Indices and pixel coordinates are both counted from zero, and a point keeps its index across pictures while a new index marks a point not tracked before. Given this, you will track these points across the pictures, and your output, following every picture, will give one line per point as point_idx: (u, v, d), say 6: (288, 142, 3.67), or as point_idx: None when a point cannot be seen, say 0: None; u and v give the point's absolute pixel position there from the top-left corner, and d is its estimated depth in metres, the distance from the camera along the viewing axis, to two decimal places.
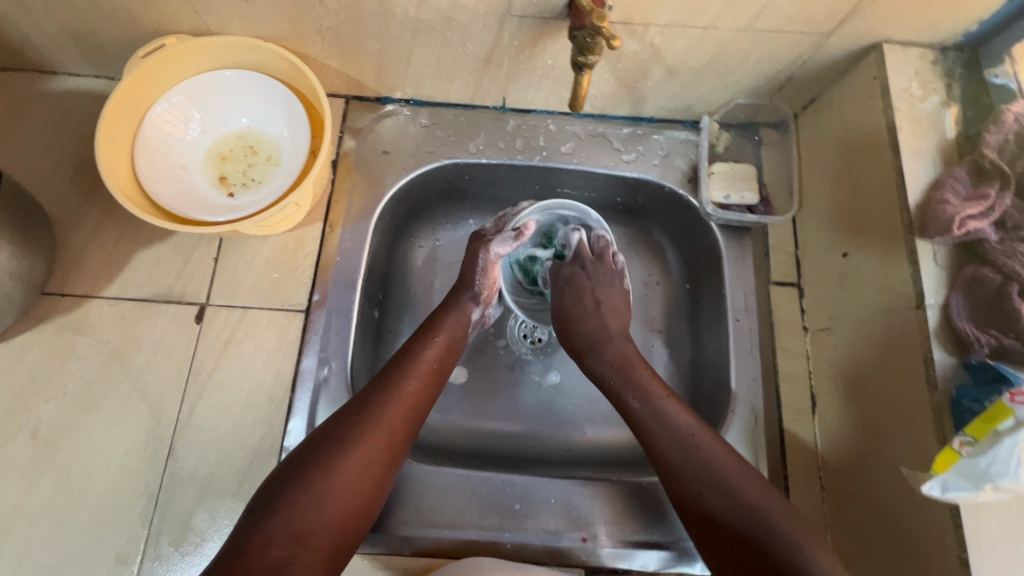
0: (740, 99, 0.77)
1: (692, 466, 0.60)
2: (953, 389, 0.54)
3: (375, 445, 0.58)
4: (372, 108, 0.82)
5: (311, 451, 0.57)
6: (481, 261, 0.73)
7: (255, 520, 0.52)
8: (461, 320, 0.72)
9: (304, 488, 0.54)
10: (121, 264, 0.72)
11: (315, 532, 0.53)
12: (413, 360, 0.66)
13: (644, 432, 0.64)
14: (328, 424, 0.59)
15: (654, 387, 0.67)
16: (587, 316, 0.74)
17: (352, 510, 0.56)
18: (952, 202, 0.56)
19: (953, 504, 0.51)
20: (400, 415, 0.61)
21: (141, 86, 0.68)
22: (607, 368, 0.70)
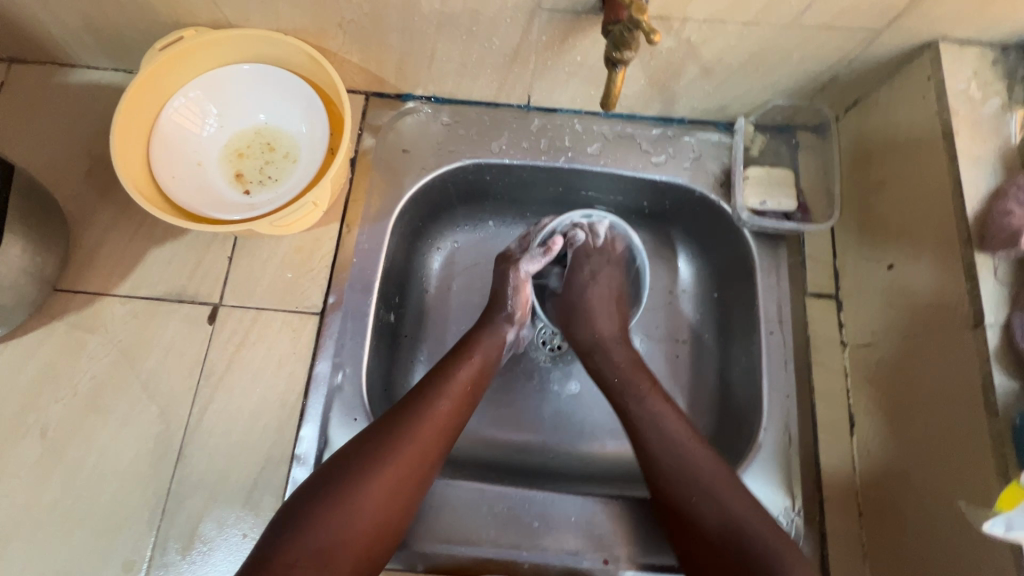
0: (779, 100, 0.73)
1: (692, 480, 0.58)
2: (1015, 416, 0.49)
3: (405, 467, 0.56)
4: (393, 105, 0.79)
5: (339, 470, 0.54)
6: (511, 279, 0.72)
7: (279, 538, 0.51)
8: (497, 338, 0.69)
9: (330, 509, 0.52)
10: (134, 262, 0.71)
11: (341, 555, 0.51)
12: (448, 379, 0.63)
13: (641, 437, 0.62)
14: (358, 442, 0.57)
15: (652, 395, 0.65)
16: (593, 317, 0.72)
17: (378, 533, 0.54)
18: (1017, 212, 0.52)
19: (1016, 543, 0.46)
20: (433, 438, 0.58)
21: (159, 80, 0.66)
22: (612, 370, 0.68)
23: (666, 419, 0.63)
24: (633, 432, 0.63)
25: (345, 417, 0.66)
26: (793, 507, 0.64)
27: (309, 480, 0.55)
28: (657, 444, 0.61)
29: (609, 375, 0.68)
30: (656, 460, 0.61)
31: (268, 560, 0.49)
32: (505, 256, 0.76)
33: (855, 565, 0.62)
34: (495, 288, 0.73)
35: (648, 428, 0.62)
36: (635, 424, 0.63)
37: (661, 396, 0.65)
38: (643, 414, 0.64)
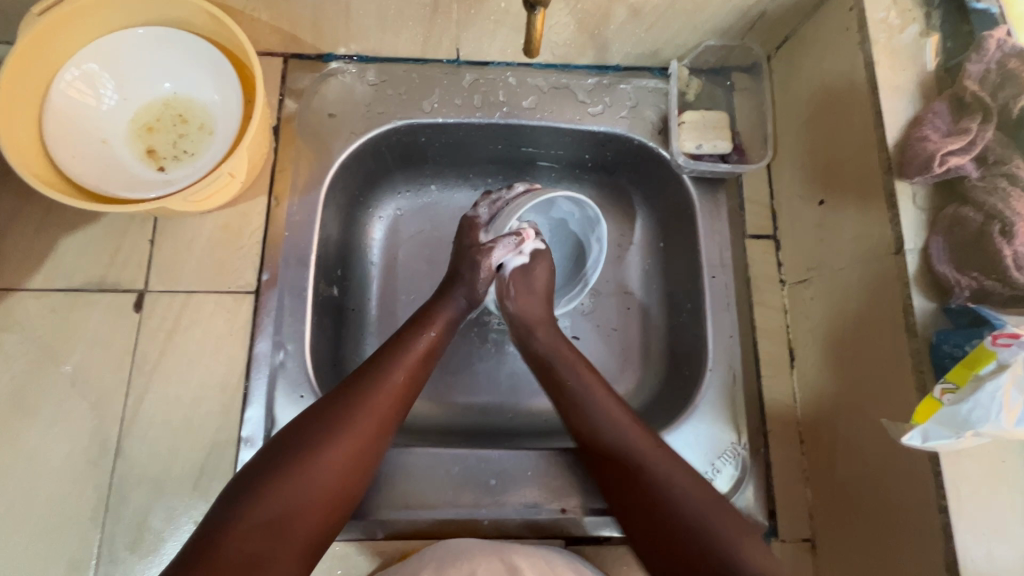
0: (710, 40, 0.72)
1: (638, 462, 0.57)
2: (933, 334, 0.51)
3: (360, 436, 0.55)
4: (314, 67, 0.74)
5: (290, 441, 0.53)
6: (483, 270, 0.67)
7: (228, 514, 0.49)
8: (458, 309, 0.67)
9: (282, 478, 0.51)
10: (44, 252, 0.66)
11: (297, 527, 0.50)
12: (405, 348, 0.62)
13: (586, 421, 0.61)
14: (316, 412, 0.56)
15: (590, 378, 0.63)
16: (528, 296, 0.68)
17: (334, 504, 0.53)
18: (933, 138, 0.53)
19: (932, 452, 0.49)
20: (389, 404, 0.58)
21: (44, 49, 0.60)
22: (552, 354, 0.65)
23: (609, 409, 0.61)
24: (586, 429, 0.61)
25: (292, 395, 0.65)
26: (739, 441, 0.67)
27: (262, 454, 0.53)
28: (619, 445, 0.58)
29: (552, 357, 0.65)
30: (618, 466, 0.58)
31: (217, 535, 0.48)
32: (472, 224, 0.72)
33: (798, 487, 0.66)
34: (458, 266, 0.69)
35: (596, 417, 0.60)
36: (583, 416, 0.61)
37: (602, 384, 0.63)
38: (590, 405, 0.61)
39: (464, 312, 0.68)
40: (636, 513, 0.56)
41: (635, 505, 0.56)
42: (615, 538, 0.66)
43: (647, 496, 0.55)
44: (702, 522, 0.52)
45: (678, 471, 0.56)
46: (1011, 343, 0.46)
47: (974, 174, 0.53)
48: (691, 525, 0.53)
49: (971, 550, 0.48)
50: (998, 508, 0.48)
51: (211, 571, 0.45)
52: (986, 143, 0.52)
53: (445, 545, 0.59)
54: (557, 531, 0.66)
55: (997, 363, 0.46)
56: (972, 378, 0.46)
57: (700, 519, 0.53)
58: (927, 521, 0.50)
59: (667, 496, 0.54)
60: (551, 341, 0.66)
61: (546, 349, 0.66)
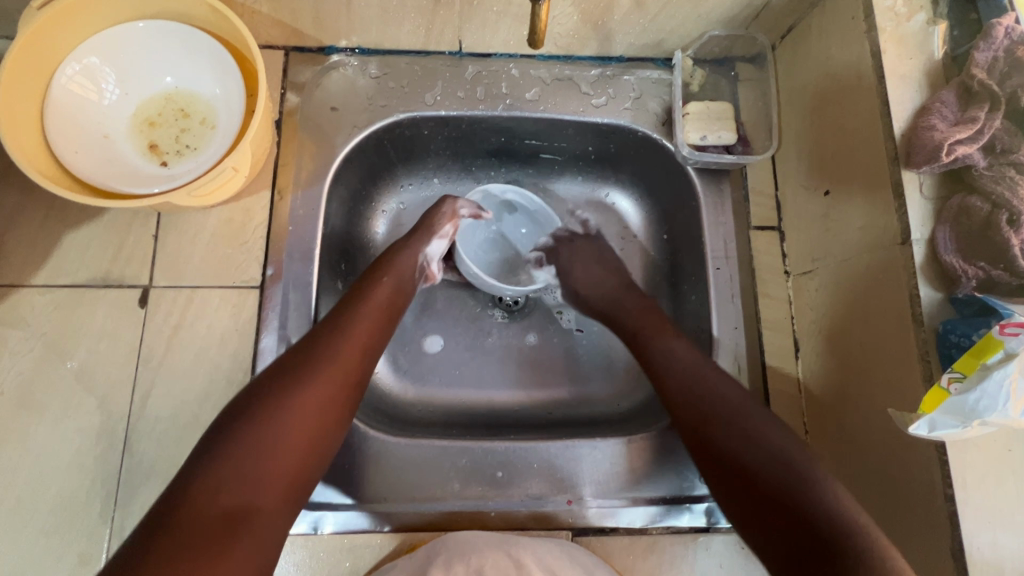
0: (715, 30, 0.72)
1: (722, 410, 0.57)
2: (939, 324, 0.51)
3: (326, 387, 0.56)
4: (316, 60, 0.74)
5: (252, 396, 0.53)
6: (447, 208, 0.73)
7: (197, 470, 0.48)
8: (412, 260, 0.69)
9: (250, 432, 0.50)
10: (48, 249, 0.66)
11: (271, 476, 0.50)
12: (363, 301, 0.63)
13: (655, 370, 0.64)
14: (278, 366, 0.56)
15: (671, 340, 0.66)
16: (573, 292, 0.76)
17: (308, 455, 0.53)
18: (940, 127, 0.52)
19: (939, 442, 0.49)
20: (350, 353, 0.59)
21: (44, 43, 0.59)
22: (626, 314, 0.71)
23: (687, 360, 0.63)
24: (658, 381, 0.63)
25: None
26: None
27: (224, 412, 0.53)
28: (684, 387, 0.61)
29: (624, 319, 0.71)
30: (689, 412, 0.59)
31: (188, 493, 0.47)
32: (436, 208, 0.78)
33: None
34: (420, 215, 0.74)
35: (667, 369, 0.63)
36: (657, 373, 0.64)
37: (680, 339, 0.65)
38: (671, 362, 0.63)
39: (421, 262, 0.70)
40: (718, 458, 0.55)
41: (703, 445, 0.57)
42: (623, 529, 0.65)
43: (715, 438, 0.56)
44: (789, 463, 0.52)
45: (761, 418, 0.56)
46: (1018, 332, 0.46)
47: (981, 164, 0.52)
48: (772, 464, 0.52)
49: (977, 538, 0.48)
50: (1005, 496, 0.48)
51: (186, 525, 0.45)
52: (993, 132, 0.52)
53: (455, 536, 0.60)
54: (564, 521, 0.65)
55: (1005, 352, 0.46)
56: (979, 368, 0.47)
57: (779, 454, 0.53)
58: (934, 510, 0.50)
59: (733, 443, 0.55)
60: (620, 306, 0.72)
61: (630, 312, 0.71)
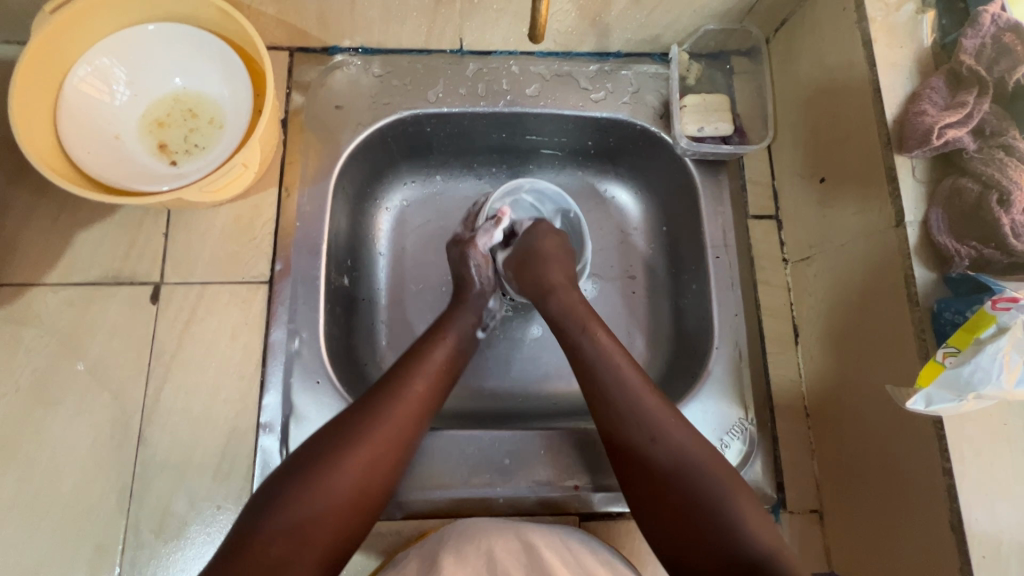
0: (709, 24, 0.74)
1: (647, 429, 0.57)
2: (934, 303, 0.52)
3: (382, 447, 0.56)
4: (320, 60, 0.76)
5: (314, 450, 0.55)
6: (473, 258, 0.73)
7: (256, 518, 0.51)
8: (471, 320, 0.70)
9: (308, 484, 0.52)
10: (61, 248, 0.67)
11: (321, 530, 0.52)
12: (424, 359, 0.63)
13: (588, 372, 0.62)
14: (340, 421, 0.57)
15: (602, 339, 0.64)
16: (547, 263, 0.70)
17: (358, 510, 0.54)
18: (931, 112, 0.54)
19: (936, 416, 0.50)
20: (409, 416, 0.59)
21: (55, 47, 0.61)
22: (562, 310, 0.66)
23: (626, 372, 0.61)
24: (590, 383, 0.61)
25: (308, 381, 0.66)
26: (747, 417, 0.68)
27: (287, 460, 0.55)
28: (620, 403, 0.59)
29: (563, 317, 0.66)
30: (615, 423, 0.59)
31: (247, 539, 0.50)
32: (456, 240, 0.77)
33: (804, 461, 0.68)
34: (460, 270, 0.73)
35: (601, 373, 0.61)
36: (590, 372, 0.62)
37: (622, 352, 0.63)
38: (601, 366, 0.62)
39: (480, 317, 0.71)
40: (638, 471, 0.57)
41: (632, 459, 0.58)
42: (629, 512, 0.67)
43: (648, 456, 0.57)
44: (704, 485, 0.54)
45: (688, 439, 0.57)
46: (1010, 307, 0.47)
47: (972, 147, 0.54)
48: (690, 485, 0.54)
49: (975, 509, 0.49)
50: (1001, 467, 0.50)
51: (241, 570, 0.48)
52: (982, 117, 0.54)
53: (463, 523, 0.60)
54: (570, 507, 0.67)
55: (998, 326, 0.47)
56: (973, 342, 0.48)
57: (700, 486, 0.54)
58: (933, 483, 0.51)
59: (674, 462, 0.55)
60: (567, 302, 0.67)
61: (563, 311, 0.66)
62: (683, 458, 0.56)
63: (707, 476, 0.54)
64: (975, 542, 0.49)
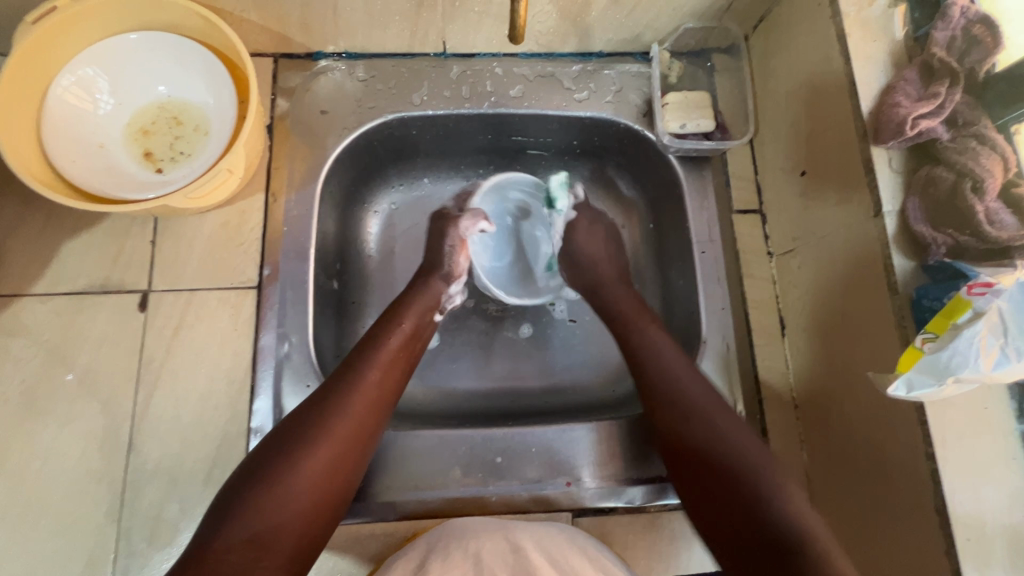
0: (689, 23, 0.75)
1: (695, 412, 0.59)
2: (913, 291, 0.53)
3: (339, 441, 0.56)
4: (304, 66, 0.76)
5: (270, 452, 0.54)
6: (452, 239, 0.75)
7: (214, 530, 0.49)
8: (430, 303, 0.71)
9: (266, 487, 0.51)
10: (48, 258, 0.67)
11: (285, 533, 0.51)
12: (378, 349, 0.63)
13: (637, 365, 0.65)
14: (295, 420, 0.56)
15: (652, 332, 0.67)
16: (598, 265, 0.77)
17: (321, 506, 0.54)
18: (904, 103, 0.55)
19: (918, 402, 0.51)
20: (366, 407, 0.59)
21: (36, 58, 0.61)
22: (615, 305, 0.72)
23: (671, 360, 0.64)
24: (639, 367, 0.65)
25: (298, 385, 0.67)
26: (736, 409, 0.69)
27: (241, 467, 0.54)
28: (664, 389, 0.62)
29: (615, 312, 0.71)
30: (664, 402, 0.61)
31: (204, 552, 0.48)
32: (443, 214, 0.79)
33: (793, 451, 0.68)
34: (433, 245, 0.76)
35: (648, 361, 0.64)
36: (642, 362, 0.65)
37: (672, 344, 0.66)
38: (647, 354, 0.65)
39: (439, 300, 0.72)
40: (687, 458, 0.58)
41: (678, 437, 0.59)
42: (622, 507, 0.67)
43: (693, 442, 0.58)
44: (750, 472, 0.54)
45: (736, 426, 0.58)
46: (986, 292, 0.48)
47: (945, 137, 0.55)
48: (739, 467, 0.54)
49: (959, 492, 0.50)
50: (983, 449, 0.50)
51: None
52: (954, 106, 0.55)
53: (451, 526, 0.60)
54: (564, 504, 0.67)
55: (974, 312, 0.48)
56: (950, 327, 0.48)
57: (746, 458, 0.55)
58: (918, 468, 0.52)
59: (723, 450, 0.56)
60: (619, 296, 0.73)
61: (619, 301, 0.72)
62: (732, 449, 0.56)
63: (752, 458, 0.55)
64: (959, 525, 0.49)
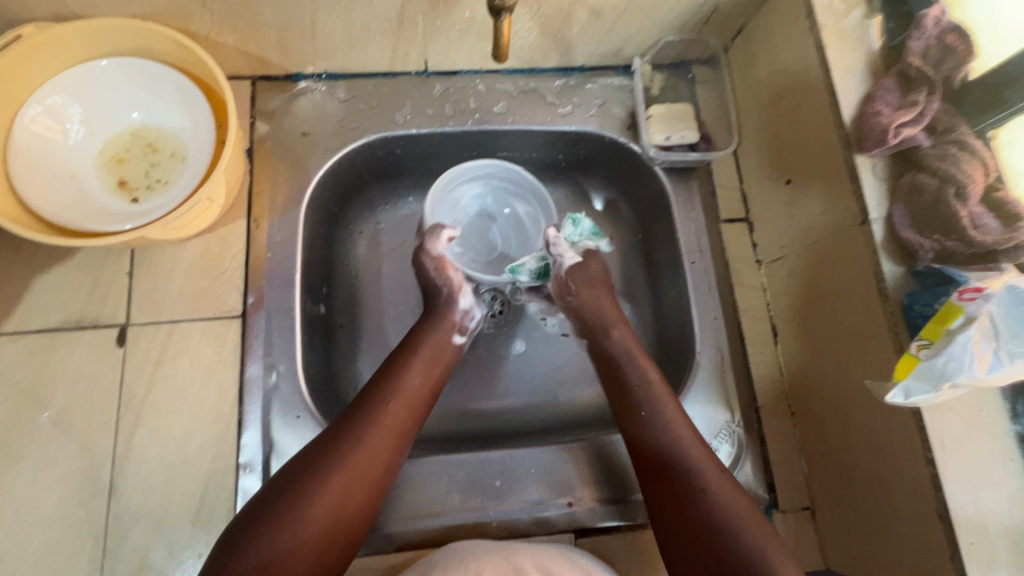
0: (669, 36, 0.75)
1: (694, 472, 0.55)
2: (903, 296, 0.54)
3: (354, 478, 0.54)
4: (283, 87, 0.75)
5: (282, 485, 0.53)
6: (430, 263, 0.71)
7: (220, 564, 0.48)
8: (443, 331, 0.68)
9: (276, 524, 0.50)
10: (18, 295, 0.64)
11: (296, 566, 0.49)
12: (396, 380, 0.62)
13: (641, 428, 0.60)
14: (311, 452, 0.55)
15: (647, 368, 0.65)
16: (597, 293, 0.72)
17: (331, 548, 0.52)
18: (885, 112, 0.56)
19: (915, 408, 0.51)
20: (383, 440, 0.57)
21: (3, 88, 0.59)
22: (616, 349, 0.68)
23: (668, 413, 0.61)
24: (637, 428, 0.61)
25: (287, 416, 0.65)
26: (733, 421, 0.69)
27: (255, 498, 0.53)
28: (664, 446, 0.58)
29: (618, 353, 0.67)
30: (657, 463, 0.58)
31: None
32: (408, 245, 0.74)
33: (791, 459, 0.68)
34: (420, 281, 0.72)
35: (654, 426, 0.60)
36: (637, 414, 0.62)
37: (665, 389, 0.63)
38: (641, 394, 0.63)
39: (456, 326, 0.70)
40: (678, 527, 0.53)
41: (669, 505, 0.55)
42: (624, 526, 0.66)
43: (684, 508, 0.54)
44: (744, 538, 0.50)
45: (726, 487, 0.54)
46: (976, 297, 0.48)
47: (925, 144, 0.56)
48: (729, 542, 0.50)
49: (960, 498, 0.50)
50: (980, 452, 0.51)
51: None
52: (933, 114, 0.56)
53: (450, 549, 0.58)
54: (565, 525, 0.66)
55: (966, 317, 0.48)
56: (944, 334, 0.49)
57: (738, 532, 0.51)
58: (918, 474, 0.52)
59: (714, 519, 0.52)
60: (623, 341, 0.68)
61: (614, 352, 0.68)
62: (722, 517, 0.52)
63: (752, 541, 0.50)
64: (962, 531, 0.49)
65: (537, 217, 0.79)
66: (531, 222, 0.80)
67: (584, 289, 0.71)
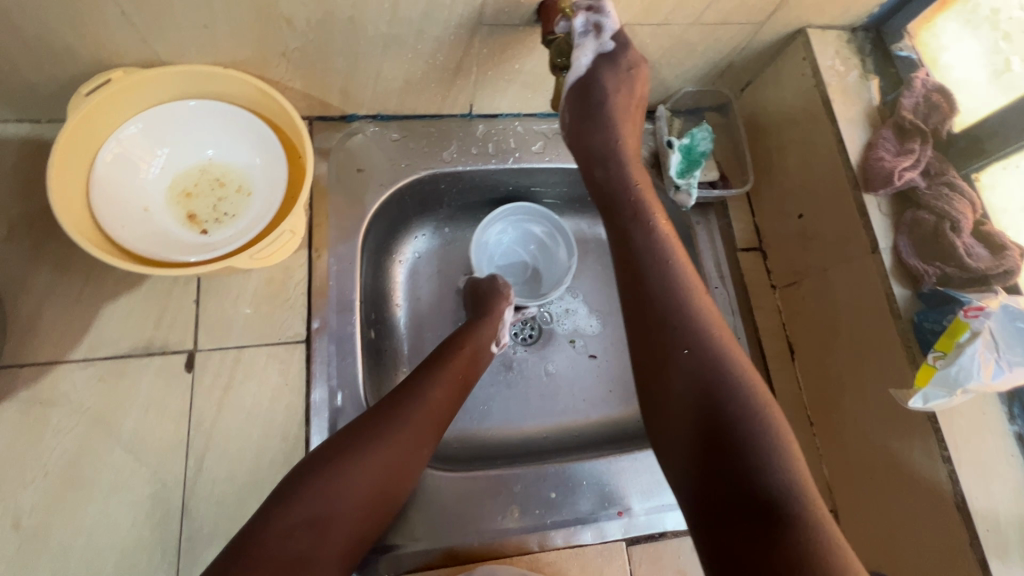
0: (688, 86, 0.84)
1: (724, 379, 0.53)
2: (913, 315, 0.63)
3: (403, 453, 0.59)
4: (339, 127, 0.80)
5: (336, 447, 0.57)
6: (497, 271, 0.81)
7: (274, 511, 0.52)
8: (485, 330, 0.74)
9: (329, 481, 0.54)
10: (87, 324, 0.66)
11: (339, 528, 0.53)
12: (444, 369, 0.67)
13: (660, 306, 0.59)
14: (365, 423, 0.59)
15: (673, 269, 0.61)
16: (610, 123, 0.68)
17: (372, 511, 0.56)
18: (887, 157, 0.65)
19: (931, 411, 0.59)
20: (428, 420, 0.62)
21: (90, 127, 0.62)
22: (624, 191, 0.66)
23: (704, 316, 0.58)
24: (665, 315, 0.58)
25: None
26: None
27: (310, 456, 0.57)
28: (694, 337, 0.56)
29: (625, 211, 0.65)
30: (700, 361, 0.55)
31: (263, 531, 0.51)
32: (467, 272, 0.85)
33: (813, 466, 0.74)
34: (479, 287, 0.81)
35: (661, 291, 0.59)
36: (662, 300, 0.59)
37: (693, 287, 0.60)
38: (669, 296, 0.59)
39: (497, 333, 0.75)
40: (711, 439, 0.51)
41: (696, 417, 0.53)
42: (669, 532, 0.70)
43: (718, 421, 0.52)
44: (783, 472, 0.48)
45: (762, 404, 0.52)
46: (978, 314, 0.57)
47: (922, 185, 0.65)
48: (761, 469, 0.48)
49: (974, 490, 0.57)
50: (985, 450, 0.59)
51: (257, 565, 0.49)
52: (927, 160, 0.66)
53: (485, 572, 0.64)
54: (617, 533, 0.69)
55: (971, 332, 0.57)
56: (955, 346, 0.57)
57: (750, 450, 0.49)
58: (937, 473, 0.59)
59: (741, 437, 0.50)
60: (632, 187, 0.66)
61: (624, 206, 0.66)
62: (760, 424, 0.51)
63: (773, 448, 0.49)
64: (979, 520, 0.56)
65: (556, 235, 0.89)
66: (551, 241, 0.90)
67: (598, 115, 0.67)
